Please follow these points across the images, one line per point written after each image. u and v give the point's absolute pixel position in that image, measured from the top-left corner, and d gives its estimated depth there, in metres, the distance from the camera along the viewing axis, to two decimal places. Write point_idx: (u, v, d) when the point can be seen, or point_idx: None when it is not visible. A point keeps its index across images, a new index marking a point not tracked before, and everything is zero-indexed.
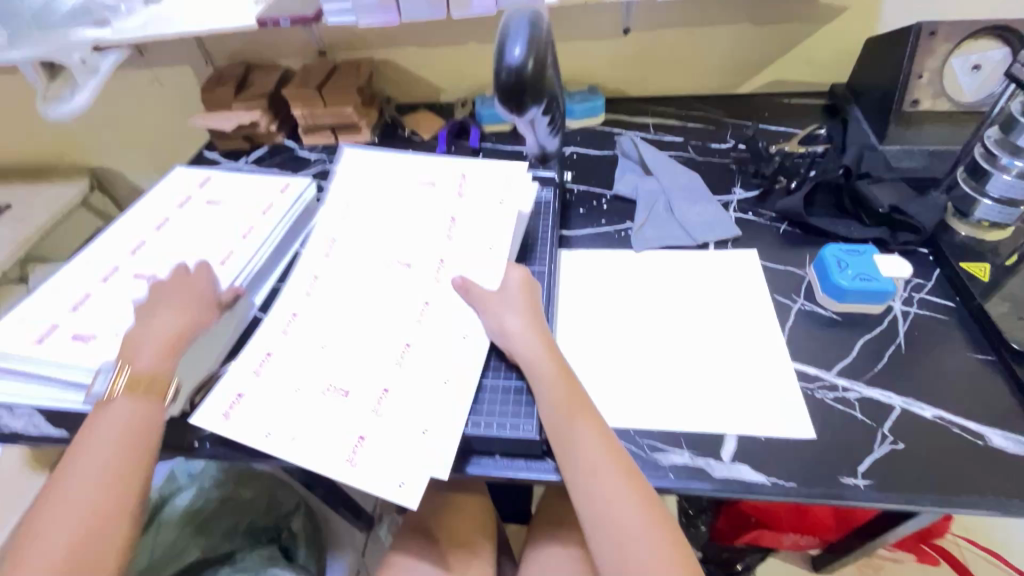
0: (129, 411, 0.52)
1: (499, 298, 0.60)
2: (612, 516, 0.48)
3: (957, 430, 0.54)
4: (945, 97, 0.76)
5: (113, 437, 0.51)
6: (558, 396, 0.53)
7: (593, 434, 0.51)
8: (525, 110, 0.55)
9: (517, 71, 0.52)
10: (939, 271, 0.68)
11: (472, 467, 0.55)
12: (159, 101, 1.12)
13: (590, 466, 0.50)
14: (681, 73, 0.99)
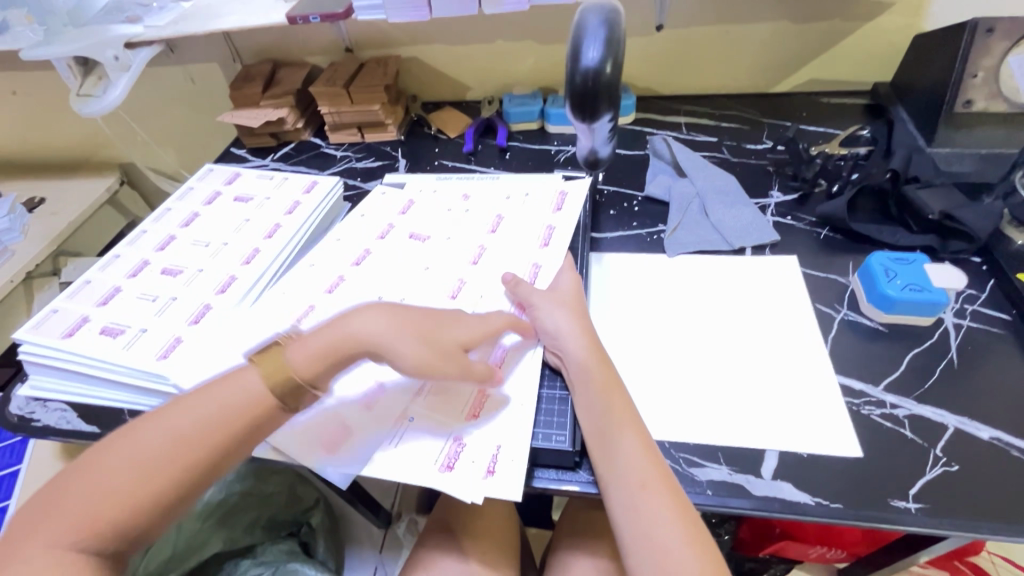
0: (257, 386, 0.46)
1: (549, 296, 0.59)
2: (653, 531, 0.45)
3: (1016, 452, 0.51)
4: (1002, 98, 0.72)
5: (208, 411, 0.44)
6: (600, 407, 0.51)
7: (639, 444, 0.49)
8: (599, 115, 0.52)
9: (594, 74, 0.49)
10: (993, 282, 0.65)
11: (538, 480, 0.53)
12: (187, 97, 1.13)
13: (633, 478, 0.47)
14: (714, 72, 0.96)
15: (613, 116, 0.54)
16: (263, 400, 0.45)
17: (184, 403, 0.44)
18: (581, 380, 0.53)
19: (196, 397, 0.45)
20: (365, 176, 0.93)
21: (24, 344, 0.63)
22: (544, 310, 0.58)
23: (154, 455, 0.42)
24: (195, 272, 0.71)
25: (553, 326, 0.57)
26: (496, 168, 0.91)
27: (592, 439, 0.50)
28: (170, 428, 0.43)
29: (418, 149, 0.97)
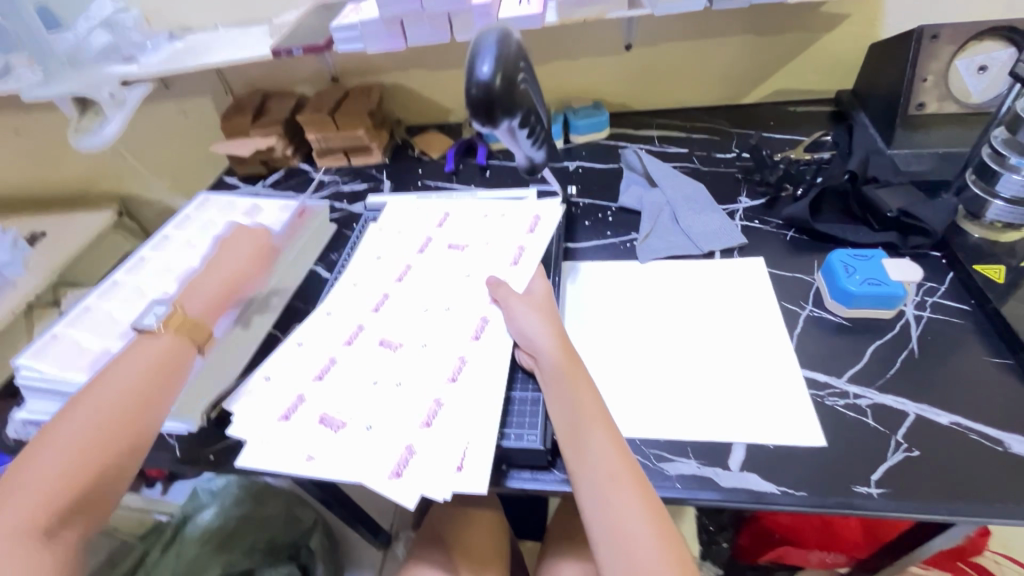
0: (165, 346, 0.58)
1: (522, 300, 0.62)
2: (624, 525, 0.47)
3: (975, 436, 0.52)
4: (953, 100, 0.76)
5: (140, 367, 0.56)
6: (570, 404, 0.53)
7: (609, 441, 0.51)
8: (498, 124, 0.54)
9: (485, 86, 0.51)
10: (952, 275, 0.67)
11: (510, 480, 0.55)
12: (182, 131, 1.18)
13: (604, 474, 0.49)
14: (684, 86, 1.00)
15: (513, 125, 0.55)
16: (179, 350, 0.59)
17: (112, 373, 0.55)
18: (551, 377, 0.55)
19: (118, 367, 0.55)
20: (352, 198, 0.96)
21: (25, 367, 0.66)
22: (519, 315, 0.60)
23: (110, 409, 0.52)
24: (194, 296, 0.74)
25: (528, 330, 0.59)
26: (476, 186, 0.95)
27: (565, 435, 0.52)
28: (114, 387, 0.54)
29: (403, 171, 1.01)
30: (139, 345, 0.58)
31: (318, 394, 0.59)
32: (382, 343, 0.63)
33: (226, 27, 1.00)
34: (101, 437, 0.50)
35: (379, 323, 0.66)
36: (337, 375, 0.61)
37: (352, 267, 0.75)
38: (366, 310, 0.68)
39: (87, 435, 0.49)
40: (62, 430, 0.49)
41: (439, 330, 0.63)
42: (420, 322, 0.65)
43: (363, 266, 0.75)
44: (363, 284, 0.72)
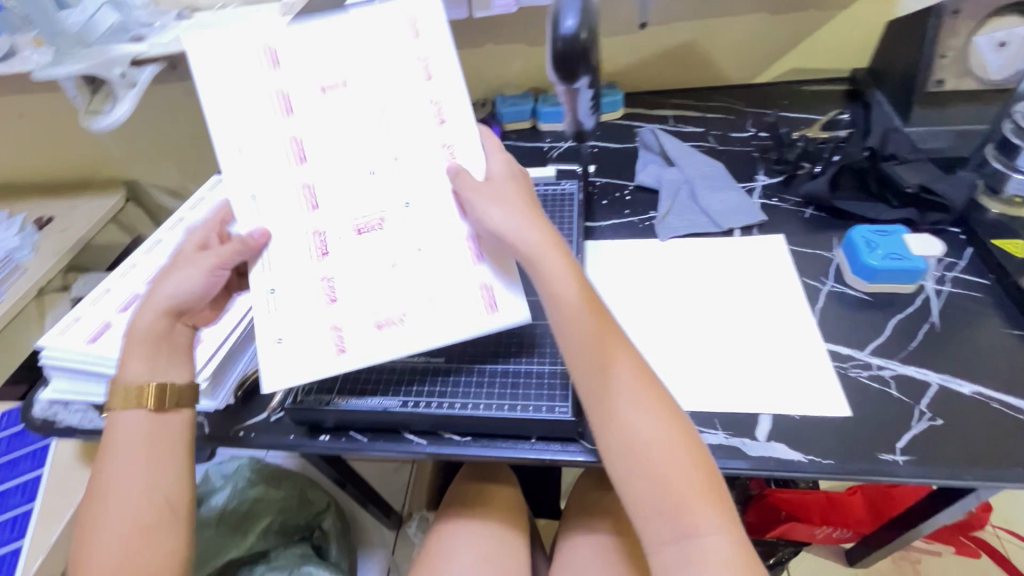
0: (143, 422, 0.52)
1: (489, 186, 0.54)
2: (625, 423, 0.47)
3: (996, 405, 0.53)
4: (971, 77, 0.76)
5: (137, 450, 0.52)
6: (591, 367, 0.49)
7: (597, 338, 0.50)
8: (578, 80, 0.55)
9: (571, 38, 0.52)
10: (971, 250, 0.68)
11: (535, 453, 0.56)
12: (190, 113, 1.17)
13: (601, 379, 0.49)
14: (698, 65, 1.00)
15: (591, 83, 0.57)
16: (169, 422, 0.54)
17: (112, 474, 0.50)
18: (566, 328, 0.50)
19: (116, 449, 0.52)
20: None
21: (45, 349, 0.66)
22: (483, 207, 0.53)
23: (129, 512, 0.49)
24: None
25: (527, 247, 0.51)
26: None
27: (593, 406, 0.49)
28: (119, 490, 0.50)
29: None
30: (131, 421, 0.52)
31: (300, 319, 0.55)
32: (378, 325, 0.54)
33: (236, 6, 0.99)
34: (143, 535, 0.49)
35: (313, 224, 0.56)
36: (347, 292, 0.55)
37: None
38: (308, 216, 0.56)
39: (123, 544, 0.48)
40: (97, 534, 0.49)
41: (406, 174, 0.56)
42: (391, 283, 0.55)
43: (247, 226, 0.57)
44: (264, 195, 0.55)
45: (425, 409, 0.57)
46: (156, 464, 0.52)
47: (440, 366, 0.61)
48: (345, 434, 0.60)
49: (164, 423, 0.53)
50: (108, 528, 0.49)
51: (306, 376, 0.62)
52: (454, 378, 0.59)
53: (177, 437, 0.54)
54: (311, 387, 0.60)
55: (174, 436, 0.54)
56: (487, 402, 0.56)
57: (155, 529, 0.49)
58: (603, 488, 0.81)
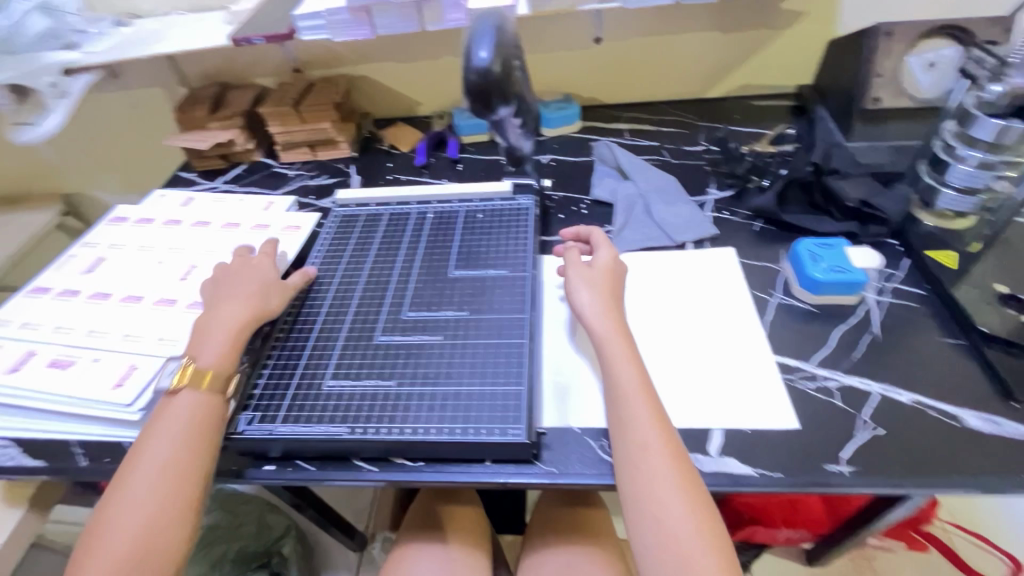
0: (196, 405, 0.54)
1: (590, 273, 0.63)
2: (653, 483, 0.48)
3: (933, 413, 0.55)
4: (906, 95, 0.78)
5: (174, 432, 0.52)
6: (643, 416, 0.51)
7: (652, 409, 0.52)
8: (494, 110, 0.54)
9: (484, 72, 0.51)
10: (909, 261, 0.70)
11: (489, 475, 0.54)
12: (130, 124, 1.11)
13: (637, 439, 0.50)
14: (652, 80, 1.01)
15: (510, 112, 0.57)
16: (217, 406, 0.55)
17: (144, 450, 0.52)
18: (620, 386, 0.53)
19: (162, 426, 0.53)
20: (319, 193, 0.93)
21: None
22: (577, 289, 0.62)
23: (152, 484, 0.50)
24: (150, 299, 0.70)
25: (601, 325, 0.58)
26: (448, 180, 0.93)
27: (633, 447, 0.50)
28: (152, 463, 0.51)
29: (372, 164, 0.98)
30: (181, 403, 0.54)
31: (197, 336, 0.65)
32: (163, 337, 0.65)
33: (179, 14, 0.95)
34: (161, 520, 0.48)
35: (204, 292, 0.70)
36: None
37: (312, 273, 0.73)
38: (174, 279, 0.73)
39: (139, 525, 0.48)
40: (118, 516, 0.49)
41: (223, 244, 0.78)
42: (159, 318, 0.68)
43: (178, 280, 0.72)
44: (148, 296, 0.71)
45: (375, 436, 0.55)
46: (198, 441, 0.53)
47: (390, 390, 0.59)
48: (290, 463, 0.57)
49: (215, 405, 0.55)
50: (129, 508, 0.49)
51: (248, 403, 0.59)
52: (405, 402, 0.57)
53: (217, 418, 0.54)
54: (254, 415, 0.57)
55: (217, 420, 0.55)
56: (439, 426, 0.55)
57: (168, 512, 0.49)
58: (565, 503, 0.80)
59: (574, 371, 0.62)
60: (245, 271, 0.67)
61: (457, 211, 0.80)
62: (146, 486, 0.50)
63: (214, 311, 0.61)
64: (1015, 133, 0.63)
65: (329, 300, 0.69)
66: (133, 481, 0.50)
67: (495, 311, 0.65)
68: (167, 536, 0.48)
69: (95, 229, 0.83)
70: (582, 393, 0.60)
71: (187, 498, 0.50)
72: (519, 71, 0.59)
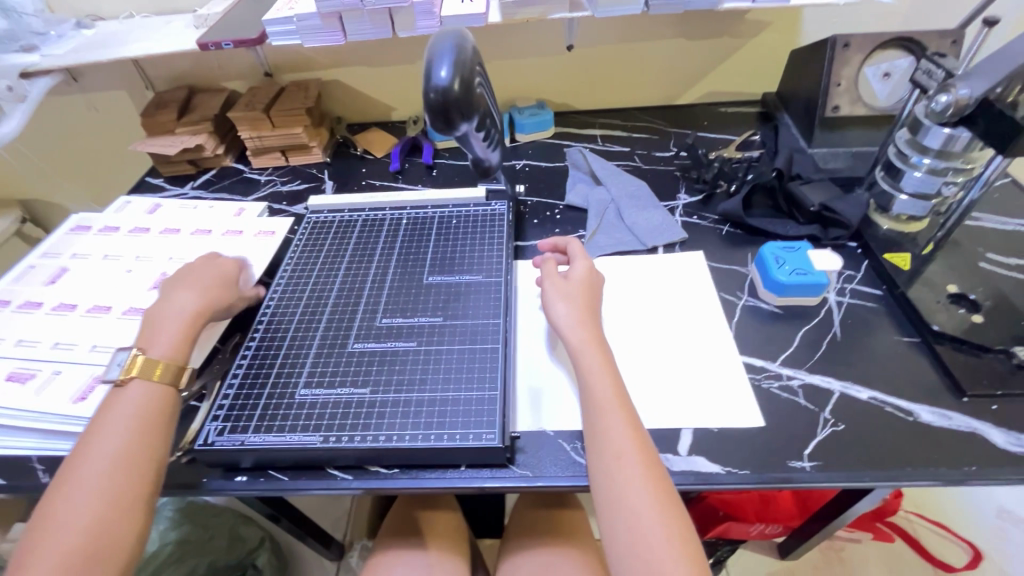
0: (146, 394, 0.54)
1: (564, 285, 0.64)
2: (629, 491, 0.49)
3: (890, 408, 0.58)
4: (863, 103, 0.83)
5: (127, 422, 0.52)
6: (620, 424, 0.53)
7: (627, 419, 0.53)
8: (455, 127, 0.55)
9: (444, 90, 0.52)
10: (867, 263, 0.73)
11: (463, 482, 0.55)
12: (94, 128, 1.09)
13: (613, 447, 0.51)
14: (624, 87, 1.03)
15: (472, 128, 0.57)
16: (167, 396, 0.55)
17: (93, 440, 0.51)
18: (594, 396, 0.55)
19: (108, 417, 0.52)
20: (291, 199, 0.92)
21: None
22: (553, 300, 0.62)
23: (101, 472, 0.49)
24: (118, 309, 0.69)
25: (577, 333, 0.59)
26: (423, 185, 0.93)
27: (610, 455, 0.51)
28: (101, 454, 0.50)
29: (346, 170, 0.98)
30: (127, 395, 0.54)
31: None
32: None
33: (144, 16, 0.93)
34: (112, 510, 0.47)
35: None
36: None
37: (289, 279, 0.72)
38: (141, 289, 0.71)
39: (89, 515, 0.47)
40: (64, 507, 0.47)
41: (189, 252, 0.76)
42: (126, 330, 0.66)
43: (145, 291, 0.71)
44: (114, 307, 0.69)
45: (348, 444, 0.55)
46: (150, 431, 0.52)
47: (364, 398, 0.58)
48: (262, 473, 0.57)
49: (166, 396, 0.55)
50: (76, 500, 0.47)
51: (218, 414, 0.58)
52: (378, 409, 0.57)
53: (166, 412, 0.54)
54: (224, 426, 0.57)
55: (169, 413, 0.55)
56: (413, 432, 0.55)
57: (119, 498, 0.48)
58: (543, 506, 0.81)
59: (548, 374, 0.63)
60: (196, 265, 0.67)
61: (431, 217, 0.80)
62: (98, 476, 0.48)
63: (167, 304, 0.61)
64: (962, 142, 0.66)
65: (302, 308, 0.68)
66: (82, 472, 0.49)
67: (470, 316, 0.66)
68: (118, 530, 0.47)
69: (57, 238, 0.81)
70: (555, 396, 0.61)
71: (140, 485, 0.49)
72: (483, 85, 0.60)
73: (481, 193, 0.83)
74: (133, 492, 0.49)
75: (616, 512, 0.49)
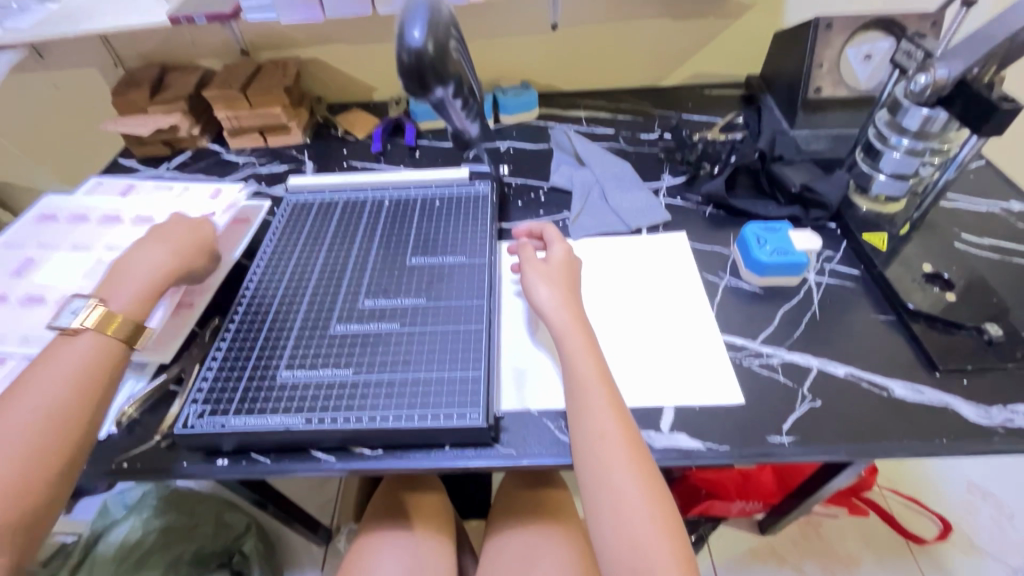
0: (96, 348, 0.53)
1: (544, 269, 0.64)
2: (611, 470, 0.50)
3: (866, 384, 0.59)
4: (844, 85, 0.83)
5: (69, 372, 0.51)
6: (603, 404, 0.53)
7: (607, 399, 0.53)
8: (430, 91, 0.55)
9: (417, 51, 0.51)
10: (846, 243, 0.75)
11: (448, 462, 0.55)
12: (60, 108, 1.05)
13: (597, 426, 0.52)
14: (608, 69, 1.03)
15: (447, 93, 0.57)
16: (119, 354, 0.54)
17: (31, 385, 0.49)
18: (575, 377, 0.55)
19: (51, 363, 0.51)
20: (271, 180, 0.90)
21: None
22: (535, 284, 0.62)
23: (31, 423, 0.47)
24: (89, 300, 0.67)
25: (563, 314, 0.59)
26: (406, 167, 0.92)
27: (594, 434, 0.52)
28: (34, 401, 0.48)
29: (326, 151, 0.96)
30: (77, 344, 0.53)
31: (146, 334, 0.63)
32: None
33: None
34: (36, 461, 0.46)
35: None
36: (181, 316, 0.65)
37: (272, 260, 0.71)
38: None
39: (12, 463, 0.45)
40: None
41: None
42: None
43: None
44: (86, 296, 0.67)
45: (332, 426, 0.54)
46: (92, 389, 0.51)
47: (347, 379, 0.58)
48: (244, 456, 0.56)
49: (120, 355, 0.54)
50: (2, 445, 0.45)
51: (197, 397, 0.57)
52: (362, 391, 0.57)
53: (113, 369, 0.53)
54: (204, 409, 0.56)
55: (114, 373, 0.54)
56: (396, 413, 0.55)
57: (40, 459, 0.46)
58: (528, 485, 0.82)
59: (531, 355, 0.63)
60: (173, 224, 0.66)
61: (413, 198, 0.79)
62: (26, 423, 0.47)
63: (134, 258, 0.61)
64: (940, 123, 0.66)
65: (281, 290, 0.67)
66: (12, 415, 0.47)
67: (453, 298, 0.65)
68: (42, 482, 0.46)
69: (18, 227, 0.78)
70: (539, 376, 0.61)
71: (66, 446, 0.48)
72: (458, 50, 0.59)
73: (465, 174, 0.82)
74: (64, 447, 0.48)
75: (599, 489, 0.50)
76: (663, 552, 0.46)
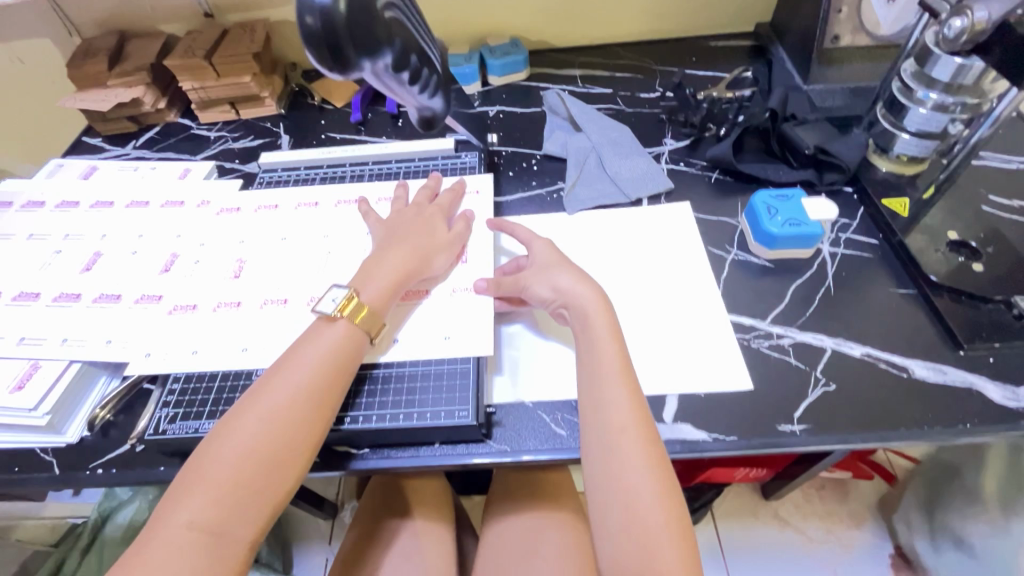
0: (343, 336, 0.50)
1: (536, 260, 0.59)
2: (624, 468, 0.46)
3: (883, 365, 0.55)
4: (865, 33, 0.76)
5: (307, 373, 0.47)
6: (624, 397, 0.49)
7: (625, 387, 0.49)
8: (351, 61, 0.50)
9: (327, 11, 0.47)
10: (863, 210, 0.69)
11: (439, 460, 0.52)
12: (17, 83, 0.97)
13: (613, 420, 0.48)
14: (606, 21, 0.94)
15: (376, 64, 0.53)
16: (360, 348, 0.51)
17: (268, 385, 0.47)
18: (588, 370, 0.51)
19: (298, 354, 0.49)
20: (244, 156, 0.84)
21: None
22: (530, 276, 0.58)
23: (265, 432, 0.44)
24: (47, 296, 0.63)
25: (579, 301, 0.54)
26: (388, 138, 0.86)
27: (609, 428, 0.48)
28: (268, 407, 0.45)
29: (303, 123, 0.89)
30: (316, 336, 0.50)
31: (110, 330, 0.59)
32: (66, 340, 0.59)
33: None
34: (263, 470, 0.43)
35: (115, 283, 0.64)
36: (145, 309, 0.61)
37: (247, 245, 0.66)
38: (73, 271, 0.65)
39: (238, 470, 0.42)
40: (224, 450, 0.43)
41: (127, 226, 0.70)
42: (62, 316, 0.61)
43: (77, 272, 0.65)
44: (45, 291, 0.63)
45: None
46: (323, 400, 0.47)
47: None
48: None
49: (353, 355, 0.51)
50: (235, 449, 0.43)
51: (167, 400, 0.55)
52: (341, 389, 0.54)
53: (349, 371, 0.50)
54: (175, 413, 0.54)
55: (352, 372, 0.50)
56: (381, 412, 0.52)
57: (270, 470, 0.43)
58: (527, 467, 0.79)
59: (524, 344, 0.59)
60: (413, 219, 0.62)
61: (396, 172, 0.74)
62: (261, 429, 0.44)
63: (407, 245, 0.58)
64: (974, 73, 0.61)
65: (258, 278, 0.63)
66: (249, 420, 0.44)
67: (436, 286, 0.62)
68: (264, 496, 0.43)
69: None
70: (534, 365, 0.58)
71: (295, 458, 0.44)
72: (392, 9, 0.54)
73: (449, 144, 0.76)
74: (291, 460, 0.44)
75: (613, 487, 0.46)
76: (672, 563, 0.42)
